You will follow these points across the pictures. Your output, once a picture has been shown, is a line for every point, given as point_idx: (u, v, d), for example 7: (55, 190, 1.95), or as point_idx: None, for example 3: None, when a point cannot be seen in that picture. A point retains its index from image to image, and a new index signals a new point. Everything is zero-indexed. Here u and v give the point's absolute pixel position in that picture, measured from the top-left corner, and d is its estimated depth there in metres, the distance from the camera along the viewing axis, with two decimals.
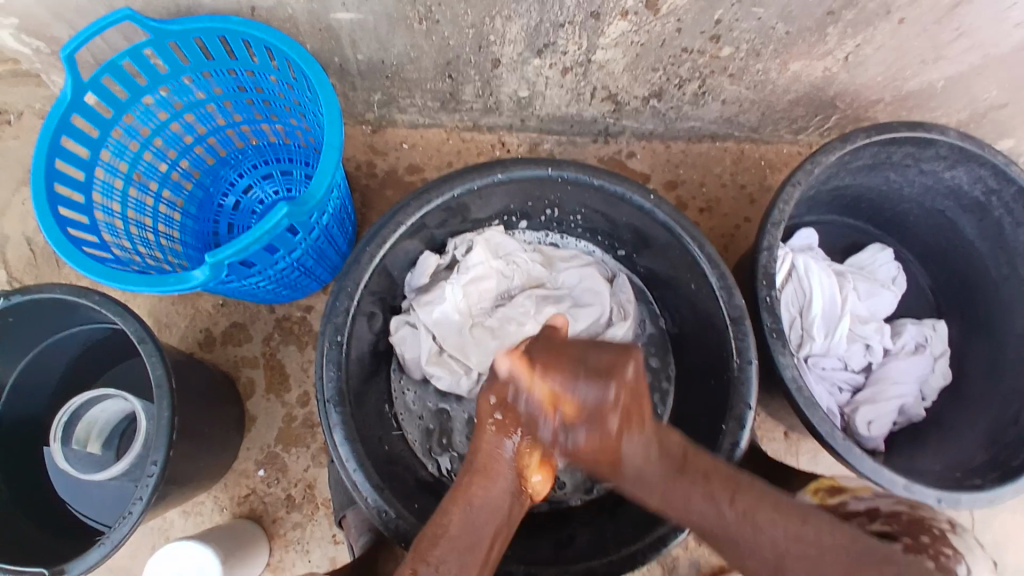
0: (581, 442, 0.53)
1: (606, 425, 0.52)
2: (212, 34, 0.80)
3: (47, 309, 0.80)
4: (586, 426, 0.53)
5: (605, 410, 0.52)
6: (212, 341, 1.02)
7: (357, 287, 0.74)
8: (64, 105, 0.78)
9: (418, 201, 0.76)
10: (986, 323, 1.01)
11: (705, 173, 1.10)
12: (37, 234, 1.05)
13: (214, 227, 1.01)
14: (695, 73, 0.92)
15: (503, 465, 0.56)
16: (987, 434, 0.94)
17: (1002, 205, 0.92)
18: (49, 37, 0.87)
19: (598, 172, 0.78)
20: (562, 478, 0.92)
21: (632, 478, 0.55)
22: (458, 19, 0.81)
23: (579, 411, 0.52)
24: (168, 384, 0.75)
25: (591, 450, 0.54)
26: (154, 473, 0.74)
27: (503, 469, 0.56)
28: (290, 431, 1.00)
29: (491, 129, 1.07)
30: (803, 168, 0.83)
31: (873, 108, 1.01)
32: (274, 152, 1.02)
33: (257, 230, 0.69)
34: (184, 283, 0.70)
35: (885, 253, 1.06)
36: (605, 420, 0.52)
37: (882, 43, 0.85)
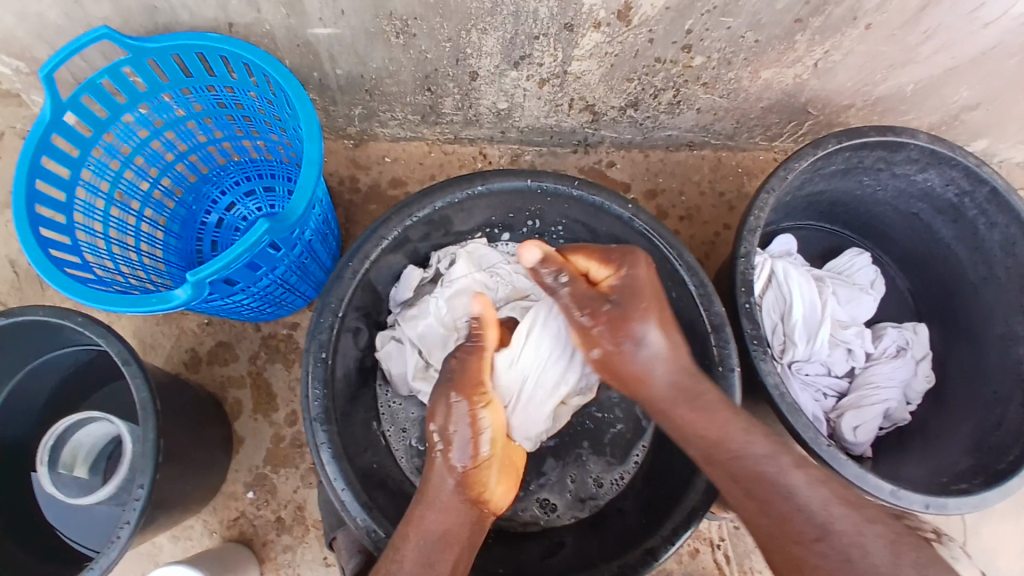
0: (619, 312, 0.68)
1: (636, 289, 0.68)
2: (190, 51, 0.81)
3: (30, 331, 0.79)
4: (619, 281, 0.68)
5: (629, 265, 0.69)
6: (198, 361, 1.02)
7: (340, 303, 0.74)
8: (43, 126, 0.79)
9: (399, 215, 0.77)
10: (965, 327, 1.03)
11: (684, 182, 1.12)
12: (19, 257, 1.05)
13: (197, 245, 1.01)
14: (670, 82, 0.94)
15: (446, 496, 0.66)
16: (970, 439, 0.95)
17: (975, 206, 0.94)
18: (30, 57, 0.88)
19: (576, 182, 0.80)
20: (550, 500, 0.89)
21: (691, 395, 0.68)
22: (435, 33, 0.82)
23: (616, 277, 0.69)
24: (153, 405, 0.74)
25: (627, 316, 0.68)
26: (141, 496, 0.73)
27: (448, 501, 0.66)
28: (279, 452, 1.00)
29: (472, 141, 1.09)
30: (778, 174, 0.84)
31: (845, 113, 1.03)
32: (256, 168, 1.02)
33: (239, 246, 0.69)
34: (165, 302, 0.70)
35: (862, 257, 1.07)
36: (635, 277, 0.68)
37: (850, 48, 0.87)
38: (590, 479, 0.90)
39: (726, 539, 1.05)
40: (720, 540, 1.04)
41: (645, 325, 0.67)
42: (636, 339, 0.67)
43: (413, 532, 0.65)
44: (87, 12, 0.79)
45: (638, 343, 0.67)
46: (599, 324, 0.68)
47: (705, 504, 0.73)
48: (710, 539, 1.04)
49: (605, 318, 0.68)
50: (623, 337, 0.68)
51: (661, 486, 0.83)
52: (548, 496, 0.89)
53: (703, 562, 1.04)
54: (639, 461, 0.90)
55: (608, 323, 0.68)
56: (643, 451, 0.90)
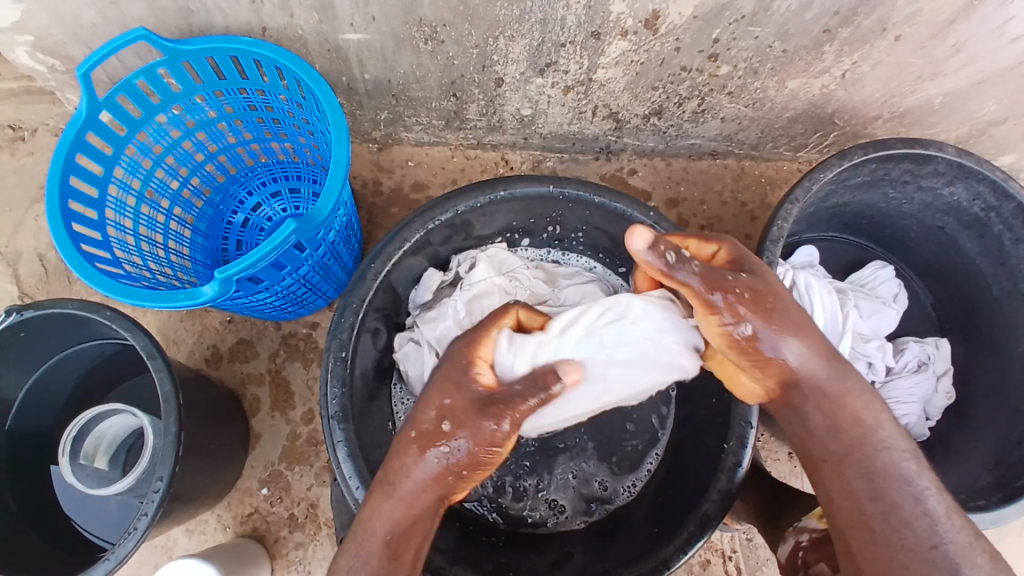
0: (755, 282, 0.61)
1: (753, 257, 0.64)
2: (224, 55, 0.82)
3: (58, 324, 0.80)
4: (737, 257, 0.63)
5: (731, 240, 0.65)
6: (219, 357, 1.03)
7: (362, 303, 0.75)
8: (80, 122, 0.80)
9: (422, 217, 0.77)
10: (989, 343, 1.01)
11: (706, 191, 1.11)
12: (49, 250, 1.07)
13: (222, 244, 1.02)
14: (695, 91, 0.93)
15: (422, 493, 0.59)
16: (992, 456, 0.94)
17: (1002, 221, 0.93)
18: (66, 56, 0.90)
19: (600, 189, 0.80)
20: (560, 502, 0.89)
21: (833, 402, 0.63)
22: (462, 40, 0.83)
23: (731, 249, 0.64)
24: (176, 399, 0.75)
25: (763, 288, 0.61)
26: (160, 488, 0.74)
27: (423, 498, 0.59)
28: (294, 449, 1.01)
29: (495, 147, 1.09)
30: (802, 185, 0.83)
31: (871, 125, 1.02)
32: (282, 170, 1.04)
33: (267, 245, 0.70)
34: (193, 298, 0.71)
35: (885, 270, 1.06)
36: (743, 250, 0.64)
37: (878, 60, 0.87)
38: (599, 482, 0.90)
39: (739, 550, 1.04)
40: (733, 552, 1.03)
41: (778, 291, 0.62)
42: (779, 305, 0.61)
43: (372, 522, 0.58)
44: (124, 12, 0.81)
45: (780, 314, 0.60)
46: (740, 295, 0.59)
47: (719, 513, 0.73)
48: (723, 551, 1.03)
49: (746, 288, 0.60)
50: (769, 306, 0.60)
51: (674, 494, 0.82)
52: (558, 497, 0.90)
53: (715, 572, 1.03)
54: (652, 469, 0.90)
55: (749, 293, 0.60)
56: (656, 459, 0.90)
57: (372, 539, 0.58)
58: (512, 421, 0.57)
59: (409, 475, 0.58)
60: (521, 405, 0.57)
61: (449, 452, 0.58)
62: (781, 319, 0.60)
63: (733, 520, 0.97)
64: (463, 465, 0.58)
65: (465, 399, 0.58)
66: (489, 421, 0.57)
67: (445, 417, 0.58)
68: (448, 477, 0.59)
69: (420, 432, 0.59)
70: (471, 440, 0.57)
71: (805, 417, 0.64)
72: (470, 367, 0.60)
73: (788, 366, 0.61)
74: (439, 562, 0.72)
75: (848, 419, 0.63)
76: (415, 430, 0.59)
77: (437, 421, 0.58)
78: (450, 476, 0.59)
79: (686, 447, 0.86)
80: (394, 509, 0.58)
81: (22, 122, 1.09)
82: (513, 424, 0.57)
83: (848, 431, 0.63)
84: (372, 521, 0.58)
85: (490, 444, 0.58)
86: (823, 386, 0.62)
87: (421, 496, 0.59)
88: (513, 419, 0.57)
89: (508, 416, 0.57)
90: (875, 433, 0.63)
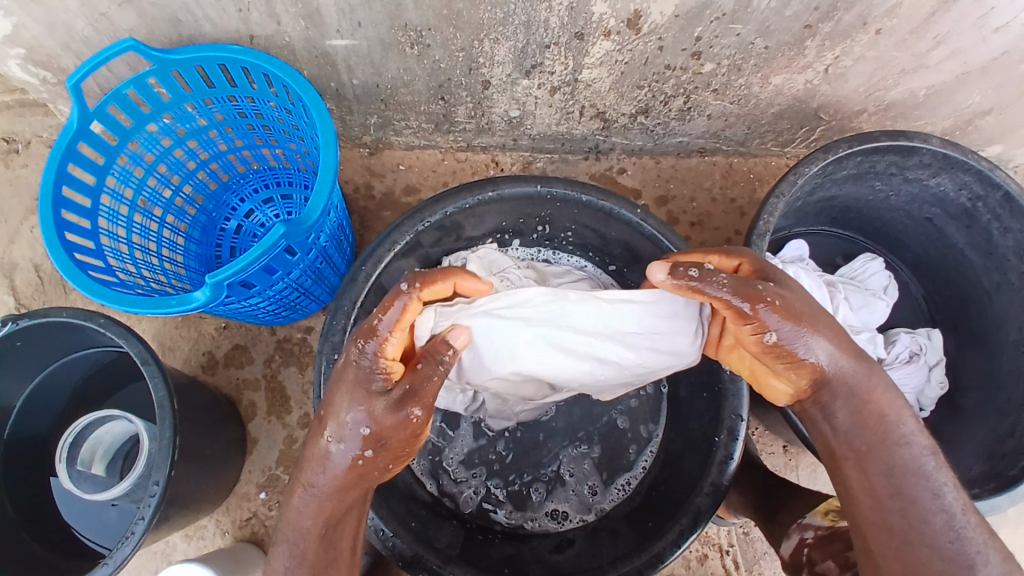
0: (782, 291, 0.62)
1: (776, 268, 0.66)
2: (213, 63, 0.83)
3: (53, 332, 0.81)
4: (762, 271, 0.64)
5: (752, 252, 0.67)
6: (214, 363, 1.03)
7: (354, 305, 0.76)
8: (71, 133, 0.81)
9: (412, 219, 0.78)
10: (980, 332, 1.02)
11: (695, 188, 1.12)
12: (44, 260, 1.08)
13: (216, 251, 1.03)
14: (680, 89, 0.94)
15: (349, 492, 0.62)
16: (984, 446, 0.94)
17: (989, 210, 0.93)
18: (58, 68, 0.91)
19: (588, 188, 0.80)
20: (562, 510, 0.89)
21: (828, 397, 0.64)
22: (448, 43, 0.84)
23: (755, 262, 0.65)
24: (171, 404, 0.76)
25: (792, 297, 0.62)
26: (156, 493, 0.74)
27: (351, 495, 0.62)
28: (291, 454, 1.01)
29: (485, 149, 1.10)
30: (787, 179, 0.84)
31: (857, 119, 1.03)
32: (274, 176, 1.04)
33: (257, 249, 0.70)
34: (185, 304, 0.72)
35: (875, 263, 1.07)
36: (765, 262, 0.66)
37: (860, 54, 0.88)
38: (589, 487, 0.90)
39: (736, 544, 1.04)
40: (730, 546, 1.04)
41: (803, 297, 0.63)
42: (806, 308, 0.61)
43: (303, 520, 0.62)
44: (114, 23, 0.82)
45: (808, 316, 0.61)
46: (773, 300, 0.60)
47: (712, 506, 0.74)
48: (720, 545, 1.04)
49: (777, 295, 0.60)
50: (798, 310, 0.61)
51: (668, 489, 0.83)
52: (559, 506, 0.90)
53: (712, 567, 1.03)
54: (647, 467, 0.90)
55: (780, 300, 0.60)
56: (651, 457, 0.90)
57: (308, 537, 0.62)
58: (423, 409, 0.59)
59: (329, 473, 0.61)
60: (430, 389, 0.60)
61: (371, 452, 0.60)
62: (809, 318, 0.61)
63: (728, 514, 0.98)
64: (385, 458, 0.61)
65: (382, 400, 0.59)
66: (401, 414, 0.59)
67: (361, 423, 0.59)
68: (373, 470, 0.62)
69: (334, 438, 0.60)
70: (390, 434, 0.60)
71: (832, 415, 0.65)
72: (376, 368, 0.59)
73: (818, 363, 0.61)
74: (435, 560, 0.73)
75: (872, 416, 0.63)
76: (331, 434, 0.60)
77: (354, 426, 0.59)
78: (375, 469, 0.62)
79: (679, 440, 0.86)
80: (320, 507, 0.61)
81: (16, 134, 1.10)
82: (424, 410, 0.59)
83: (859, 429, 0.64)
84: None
85: (408, 434, 0.60)
86: (812, 377, 0.62)
87: (347, 489, 0.61)
88: (423, 405, 0.59)
89: (418, 405, 0.59)
90: (863, 420, 0.63)
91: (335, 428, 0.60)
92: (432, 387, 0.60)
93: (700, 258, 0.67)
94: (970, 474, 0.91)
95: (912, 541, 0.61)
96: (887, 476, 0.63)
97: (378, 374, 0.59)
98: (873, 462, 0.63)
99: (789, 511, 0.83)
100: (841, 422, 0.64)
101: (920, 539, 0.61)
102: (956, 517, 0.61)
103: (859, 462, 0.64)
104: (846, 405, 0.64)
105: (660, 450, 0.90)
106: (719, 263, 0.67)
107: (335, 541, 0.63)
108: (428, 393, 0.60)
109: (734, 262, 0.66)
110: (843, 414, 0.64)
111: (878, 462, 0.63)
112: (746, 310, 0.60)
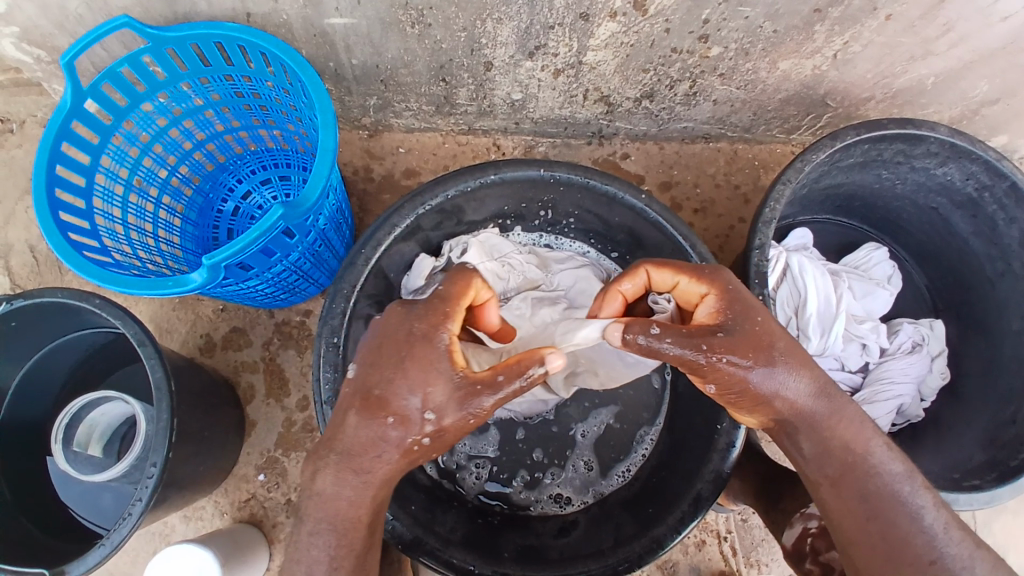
0: (738, 343, 0.60)
1: (748, 303, 0.62)
2: (209, 41, 0.81)
3: (47, 313, 0.80)
4: (727, 313, 0.62)
5: (725, 276, 0.64)
6: (213, 346, 1.03)
7: (353, 289, 0.75)
8: (65, 111, 0.79)
9: (412, 203, 0.77)
10: (982, 323, 1.01)
11: (699, 174, 1.11)
12: (40, 242, 1.07)
13: (213, 233, 1.02)
14: (686, 73, 0.93)
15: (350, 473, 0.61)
16: (985, 436, 0.94)
17: (994, 201, 0.92)
18: (51, 46, 0.89)
19: (591, 172, 0.79)
20: (565, 495, 0.89)
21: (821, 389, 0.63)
22: (450, 23, 0.82)
23: (722, 297, 0.63)
24: (168, 385, 0.75)
25: (748, 347, 0.60)
26: (154, 474, 0.74)
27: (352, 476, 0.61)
28: (290, 436, 1.01)
29: (486, 133, 1.09)
30: (793, 166, 0.82)
31: (864, 106, 1.02)
32: (272, 157, 1.03)
33: (254, 231, 0.69)
34: (182, 285, 0.71)
35: (879, 252, 1.06)
36: (738, 297, 0.62)
37: (870, 39, 0.86)
38: (585, 464, 0.91)
39: (734, 531, 1.04)
40: (727, 532, 1.04)
41: None
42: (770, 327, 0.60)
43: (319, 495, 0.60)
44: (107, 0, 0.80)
45: (761, 367, 0.60)
46: (722, 358, 0.59)
47: (711, 493, 0.73)
48: (718, 531, 1.04)
49: (727, 351, 0.59)
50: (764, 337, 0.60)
51: (669, 475, 0.83)
52: (563, 490, 0.90)
53: (710, 554, 1.04)
54: (647, 452, 0.90)
55: (728, 356, 0.59)
56: (650, 445, 0.90)
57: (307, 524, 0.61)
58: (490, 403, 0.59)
59: (341, 450, 0.59)
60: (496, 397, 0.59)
61: (427, 440, 0.59)
62: (767, 361, 0.60)
63: (727, 501, 0.98)
64: (436, 448, 0.61)
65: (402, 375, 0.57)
66: (463, 408, 0.58)
67: (429, 408, 0.58)
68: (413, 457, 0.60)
69: (388, 417, 0.59)
70: (447, 429, 0.59)
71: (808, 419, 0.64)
72: (439, 341, 0.60)
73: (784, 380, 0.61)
74: (434, 543, 0.73)
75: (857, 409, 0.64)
76: (396, 417, 0.59)
77: (417, 413, 0.58)
78: (418, 457, 0.61)
79: (681, 425, 0.86)
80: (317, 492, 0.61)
81: (10, 114, 1.08)
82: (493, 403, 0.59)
83: (849, 423, 0.63)
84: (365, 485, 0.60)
85: (462, 425, 0.59)
86: (775, 411, 0.62)
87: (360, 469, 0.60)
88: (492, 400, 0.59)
89: (486, 400, 0.58)
90: (831, 429, 0.63)
91: (389, 408, 0.59)
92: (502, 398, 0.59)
93: (668, 276, 0.67)
94: (971, 465, 0.91)
95: (909, 537, 0.61)
96: (878, 472, 0.63)
97: (445, 349, 0.60)
98: (854, 459, 0.63)
99: (790, 500, 0.83)
100: (813, 438, 0.63)
101: (900, 557, 0.60)
102: (936, 538, 0.61)
103: (837, 474, 0.63)
104: (826, 402, 0.63)
105: (661, 436, 0.90)
106: (688, 285, 0.66)
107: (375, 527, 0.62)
108: (490, 391, 0.58)
109: (701, 289, 0.64)
110: (837, 417, 0.63)
111: (858, 466, 0.63)
112: (693, 366, 0.60)
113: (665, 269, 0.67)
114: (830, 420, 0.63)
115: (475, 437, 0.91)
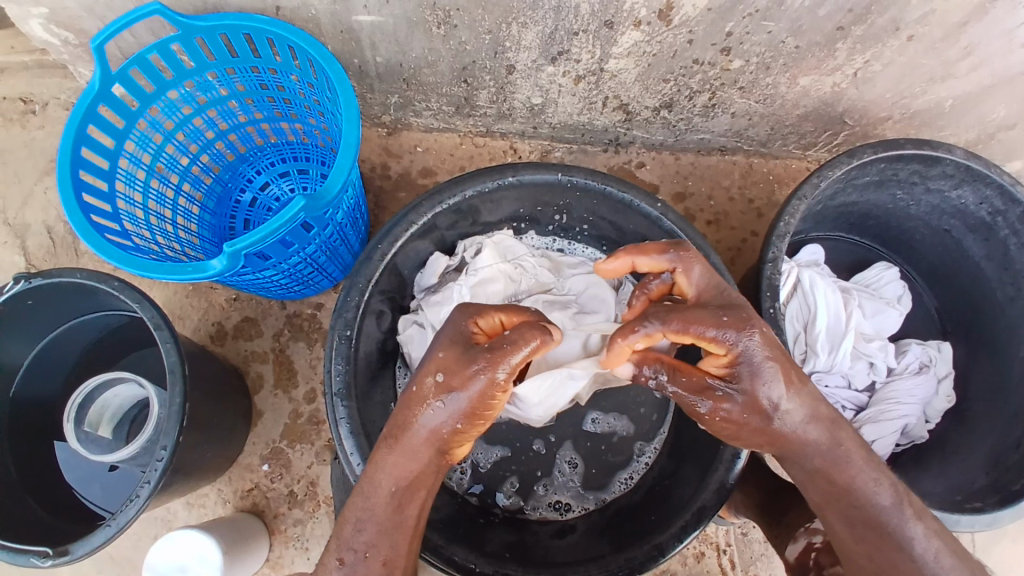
0: (739, 406, 0.61)
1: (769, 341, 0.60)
2: (238, 32, 0.82)
3: (64, 292, 0.81)
4: (744, 371, 0.60)
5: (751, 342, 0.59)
6: (223, 334, 1.04)
7: (368, 283, 0.75)
8: (92, 95, 0.80)
9: (430, 201, 0.77)
10: (991, 345, 1.01)
11: (713, 187, 1.12)
12: (57, 223, 1.08)
13: (230, 222, 1.03)
14: (706, 85, 0.94)
15: None
16: (988, 458, 0.94)
17: (1008, 225, 0.93)
18: (81, 29, 0.90)
19: (609, 179, 0.80)
20: (564, 501, 0.89)
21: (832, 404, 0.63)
22: (475, 25, 0.83)
23: (738, 358, 0.60)
24: (181, 370, 0.76)
25: (751, 412, 0.61)
26: (163, 458, 0.75)
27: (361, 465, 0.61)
28: (295, 427, 1.02)
29: (504, 136, 1.10)
30: (809, 181, 0.83)
31: (881, 125, 1.02)
32: (292, 151, 1.04)
33: (275, 221, 0.70)
34: (201, 272, 0.71)
35: (891, 271, 1.06)
36: (752, 324, 0.60)
37: (891, 58, 0.87)
38: (570, 464, 0.91)
39: (734, 544, 1.04)
40: (727, 545, 1.04)
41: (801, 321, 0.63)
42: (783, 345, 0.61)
43: None
44: None
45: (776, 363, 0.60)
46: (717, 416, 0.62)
47: (715, 504, 0.73)
48: (717, 543, 1.04)
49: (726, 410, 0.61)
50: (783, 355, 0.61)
51: (674, 482, 0.83)
52: (560, 497, 0.90)
53: (708, 566, 1.03)
54: (649, 462, 0.90)
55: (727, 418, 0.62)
56: (654, 454, 0.90)
57: None
58: (507, 369, 0.59)
59: None
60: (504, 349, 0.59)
61: (440, 402, 0.60)
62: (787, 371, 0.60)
63: (729, 514, 0.96)
64: (463, 418, 0.60)
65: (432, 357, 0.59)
66: (471, 367, 0.58)
67: (439, 369, 0.60)
68: (439, 430, 0.60)
69: (431, 389, 0.60)
70: (465, 403, 0.59)
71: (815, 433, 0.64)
72: (466, 328, 0.62)
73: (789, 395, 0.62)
74: (437, 540, 0.73)
75: None
76: (417, 382, 0.61)
77: (430, 380, 0.60)
78: (441, 428, 0.60)
79: (686, 434, 0.86)
80: None
81: (34, 95, 1.10)
82: (508, 369, 0.59)
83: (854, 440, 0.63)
84: (377, 477, 0.61)
85: (485, 395, 0.59)
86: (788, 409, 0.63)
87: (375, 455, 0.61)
88: (505, 366, 0.58)
89: (488, 360, 0.58)
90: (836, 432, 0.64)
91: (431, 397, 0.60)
92: (508, 349, 0.59)
93: (688, 338, 0.60)
94: (973, 487, 0.90)
95: None
96: None
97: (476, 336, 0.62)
98: None
99: (794, 513, 0.83)
100: (821, 450, 0.65)
101: None
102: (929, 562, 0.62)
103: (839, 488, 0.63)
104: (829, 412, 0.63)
105: (665, 446, 0.90)
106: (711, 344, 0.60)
107: (404, 514, 0.61)
108: (504, 354, 0.58)
109: (721, 350, 0.60)
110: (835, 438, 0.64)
111: None
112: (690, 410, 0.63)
113: (686, 336, 0.59)
114: (807, 455, 0.65)
115: (482, 446, 0.91)
